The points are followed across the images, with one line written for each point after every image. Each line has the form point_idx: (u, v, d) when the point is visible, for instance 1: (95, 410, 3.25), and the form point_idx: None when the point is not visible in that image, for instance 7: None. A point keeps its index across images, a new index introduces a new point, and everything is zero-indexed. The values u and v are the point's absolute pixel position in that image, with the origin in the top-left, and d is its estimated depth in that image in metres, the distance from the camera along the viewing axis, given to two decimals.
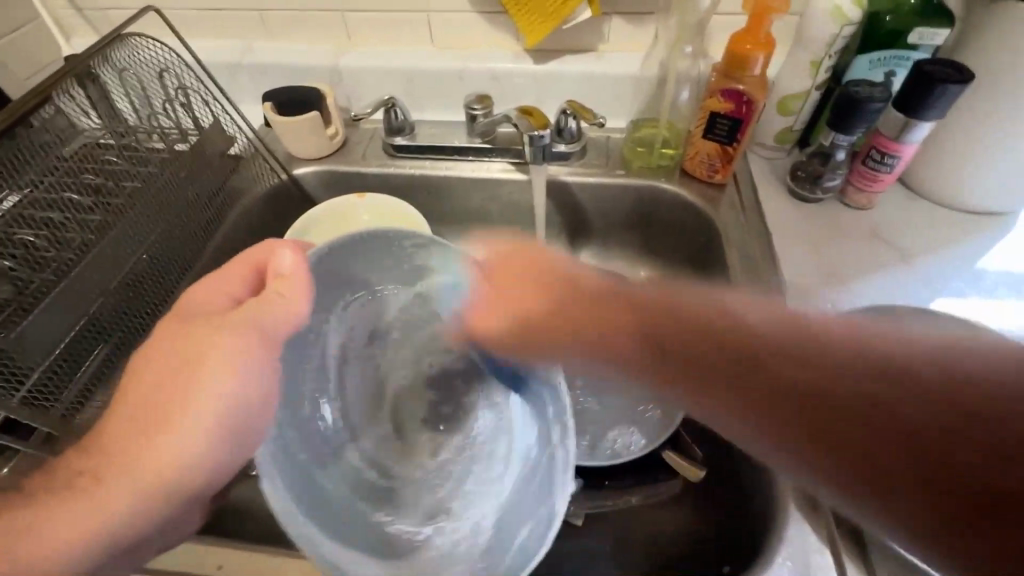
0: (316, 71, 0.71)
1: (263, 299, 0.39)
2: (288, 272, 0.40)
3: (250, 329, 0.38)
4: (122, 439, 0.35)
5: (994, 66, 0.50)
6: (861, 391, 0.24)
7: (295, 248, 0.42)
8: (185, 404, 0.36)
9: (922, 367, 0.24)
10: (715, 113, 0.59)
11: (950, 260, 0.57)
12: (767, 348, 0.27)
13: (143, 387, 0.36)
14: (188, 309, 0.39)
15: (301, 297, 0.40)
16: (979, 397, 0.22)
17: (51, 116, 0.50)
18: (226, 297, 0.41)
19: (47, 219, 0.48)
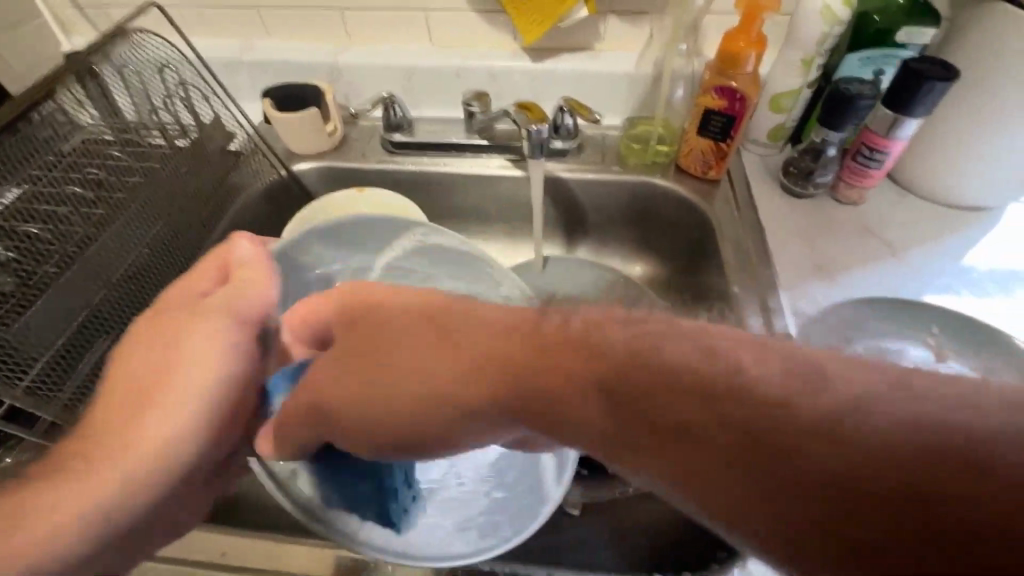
0: (315, 69, 0.72)
1: (230, 286, 0.41)
2: (250, 259, 0.44)
3: (227, 306, 0.40)
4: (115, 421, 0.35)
5: (979, 64, 0.52)
6: (790, 408, 0.19)
7: (255, 240, 0.45)
8: (171, 378, 0.36)
9: (874, 408, 0.18)
10: (709, 109, 0.60)
11: (940, 254, 0.58)
12: (672, 368, 0.22)
13: (129, 374, 0.37)
14: (156, 311, 0.40)
15: (266, 276, 0.43)
16: (954, 431, 0.17)
17: (50, 112, 0.50)
18: (195, 294, 0.41)
19: (48, 213, 0.49)
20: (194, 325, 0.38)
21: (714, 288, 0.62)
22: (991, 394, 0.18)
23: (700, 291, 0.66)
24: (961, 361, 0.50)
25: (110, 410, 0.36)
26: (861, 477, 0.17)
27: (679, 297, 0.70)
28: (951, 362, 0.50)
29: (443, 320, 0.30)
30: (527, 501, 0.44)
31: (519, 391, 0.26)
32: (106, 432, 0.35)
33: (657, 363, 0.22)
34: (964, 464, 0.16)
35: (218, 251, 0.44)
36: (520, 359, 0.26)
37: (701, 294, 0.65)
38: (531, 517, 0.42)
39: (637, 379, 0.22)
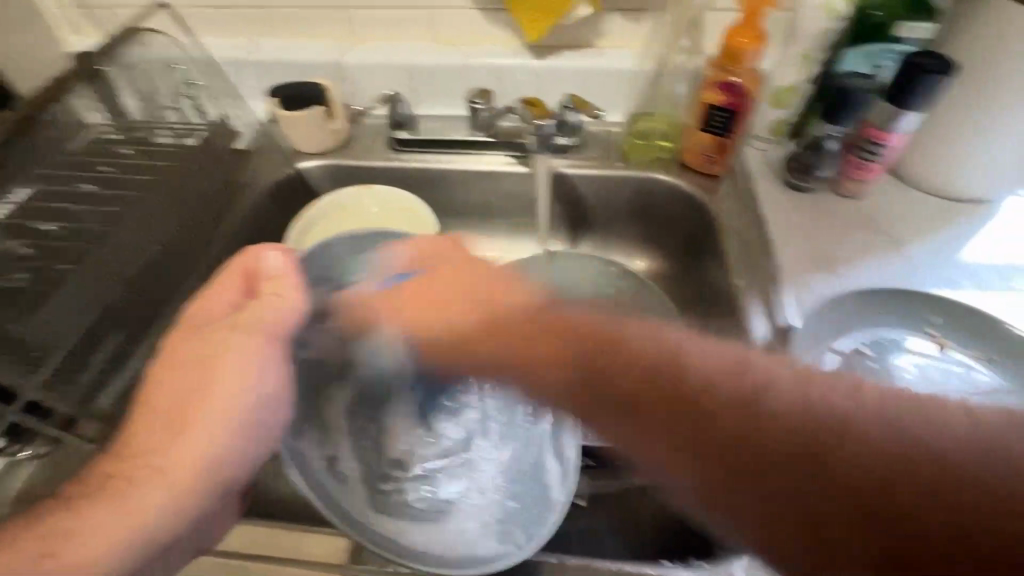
0: (319, 67, 0.73)
1: (260, 302, 0.40)
2: (281, 271, 0.41)
3: (258, 329, 0.39)
4: (162, 444, 0.35)
5: (977, 57, 0.53)
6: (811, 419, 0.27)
7: (283, 251, 0.42)
8: (214, 403, 0.36)
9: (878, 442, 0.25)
10: (712, 105, 0.61)
11: (940, 245, 0.59)
12: (735, 388, 0.29)
13: (168, 397, 0.36)
14: (193, 322, 0.39)
15: (296, 293, 0.41)
16: (896, 446, 0.25)
17: (59, 113, 0.54)
18: (224, 305, 0.40)
19: (59, 211, 0.52)
20: (233, 346, 0.38)
21: (718, 283, 0.63)
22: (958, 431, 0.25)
23: (703, 286, 0.67)
24: (959, 349, 0.51)
25: (154, 432, 0.35)
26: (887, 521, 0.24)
27: (682, 292, 0.70)
28: (949, 350, 0.52)
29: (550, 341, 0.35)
30: (536, 509, 0.45)
31: (603, 405, 0.32)
32: (156, 452, 0.35)
33: (716, 379, 0.30)
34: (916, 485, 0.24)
35: (241, 257, 0.41)
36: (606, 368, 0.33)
37: (704, 289, 0.66)
38: (542, 522, 0.43)
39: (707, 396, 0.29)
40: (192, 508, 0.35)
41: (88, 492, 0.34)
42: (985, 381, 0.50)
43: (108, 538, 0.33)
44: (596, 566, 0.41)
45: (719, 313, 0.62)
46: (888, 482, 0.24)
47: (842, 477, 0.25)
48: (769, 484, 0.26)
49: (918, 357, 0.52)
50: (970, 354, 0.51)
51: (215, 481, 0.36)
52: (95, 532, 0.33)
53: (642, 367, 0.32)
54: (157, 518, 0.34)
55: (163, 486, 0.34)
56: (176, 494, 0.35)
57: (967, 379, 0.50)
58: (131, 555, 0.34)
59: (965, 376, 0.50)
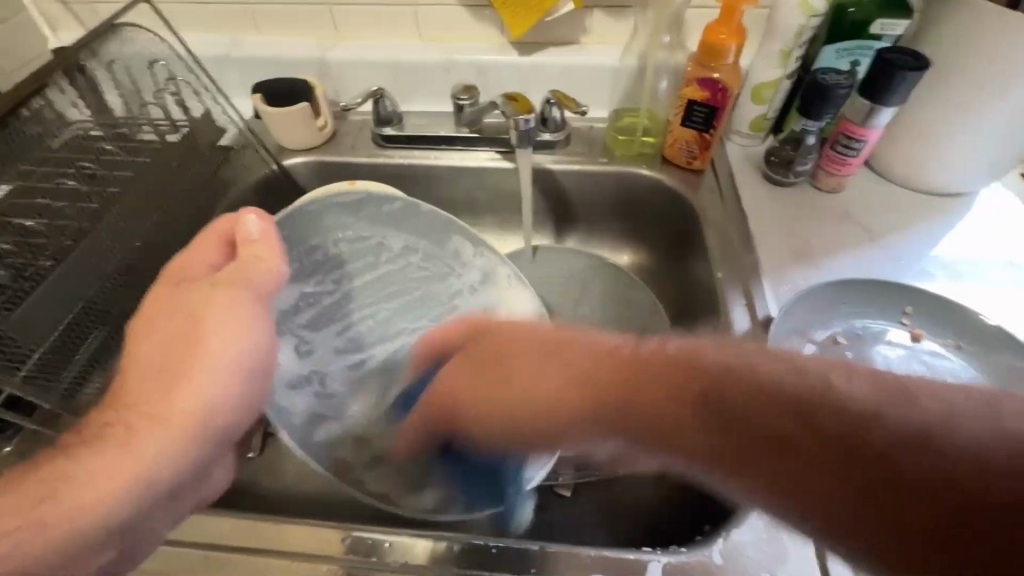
0: (304, 63, 0.73)
1: (242, 265, 0.42)
2: (258, 237, 0.43)
3: (240, 288, 0.40)
4: (143, 401, 0.36)
5: (952, 54, 0.54)
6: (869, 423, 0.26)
7: (264, 217, 0.44)
8: (193, 358, 0.37)
9: (900, 426, 0.25)
10: (692, 101, 0.62)
11: (916, 238, 0.61)
12: (840, 420, 0.26)
13: (152, 352, 0.38)
14: (175, 279, 0.41)
15: (276, 257, 0.43)
16: (954, 459, 0.24)
17: (40, 108, 0.53)
18: (206, 267, 0.42)
19: (42, 207, 0.51)
20: (212, 299, 0.39)
21: (700, 275, 0.64)
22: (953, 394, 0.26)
23: (686, 278, 0.68)
24: (933, 339, 0.52)
25: (141, 389, 0.36)
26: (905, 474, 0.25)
27: (666, 285, 0.71)
28: (924, 341, 0.53)
29: (634, 390, 0.31)
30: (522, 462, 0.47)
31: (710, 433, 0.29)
32: (134, 404, 0.36)
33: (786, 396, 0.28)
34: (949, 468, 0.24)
35: (226, 220, 0.44)
36: (714, 409, 0.29)
37: (687, 282, 0.67)
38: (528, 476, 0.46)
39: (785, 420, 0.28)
40: (178, 466, 0.36)
41: (80, 447, 0.34)
42: (959, 370, 0.50)
43: (93, 497, 0.33)
44: (577, 553, 0.41)
45: (702, 305, 0.63)
46: (953, 483, 0.24)
47: (925, 488, 0.24)
48: (826, 487, 0.26)
49: (894, 343, 0.53)
50: (944, 344, 0.52)
51: (200, 440, 0.37)
52: (85, 488, 0.33)
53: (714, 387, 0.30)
54: (129, 505, 0.34)
55: (142, 442, 0.35)
56: (158, 450, 0.35)
57: (941, 370, 0.51)
58: (117, 518, 0.34)
59: (939, 366, 0.51)
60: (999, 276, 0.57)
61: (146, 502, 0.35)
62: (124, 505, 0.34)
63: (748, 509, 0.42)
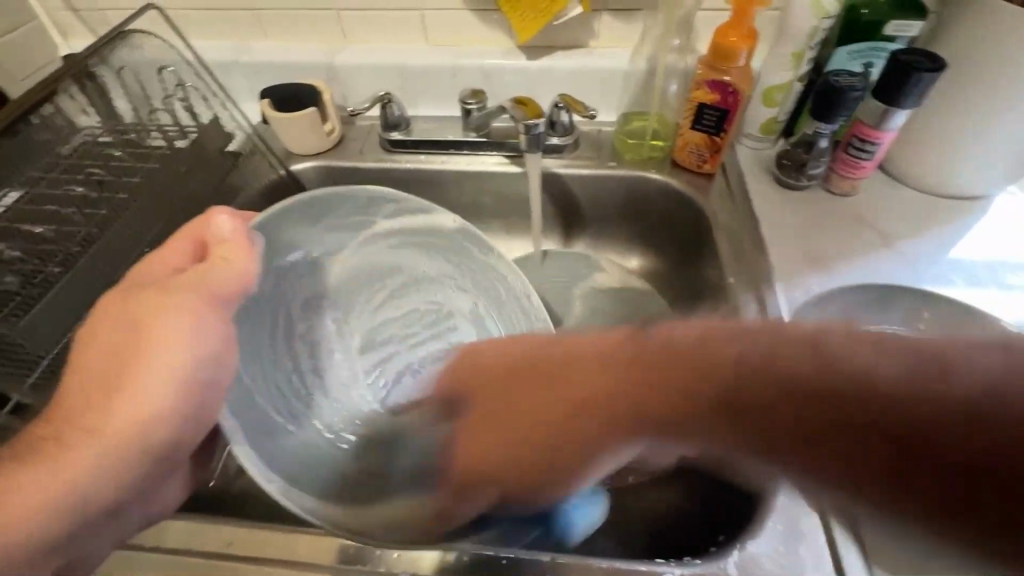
0: (312, 69, 0.73)
1: (210, 266, 0.41)
2: (229, 238, 0.43)
3: (200, 290, 0.39)
4: (78, 406, 0.35)
5: (968, 56, 0.53)
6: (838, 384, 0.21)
7: (235, 217, 0.44)
8: (136, 362, 0.36)
9: (872, 369, 0.21)
10: (703, 104, 0.61)
11: (931, 242, 0.60)
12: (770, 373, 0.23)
13: (91, 353, 0.36)
14: (140, 280, 0.40)
15: (247, 256, 0.42)
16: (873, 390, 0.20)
17: (50, 115, 0.53)
18: (171, 267, 0.41)
19: (51, 212, 0.52)
20: (161, 303, 0.38)
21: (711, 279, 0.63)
22: (985, 349, 0.20)
23: (696, 283, 0.67)
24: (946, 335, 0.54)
25: (77, 392, 0.35)
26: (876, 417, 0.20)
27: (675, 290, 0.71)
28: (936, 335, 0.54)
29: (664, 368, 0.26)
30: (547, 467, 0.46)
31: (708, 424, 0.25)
32: (77, 416, 0.35)
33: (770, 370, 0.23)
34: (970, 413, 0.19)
35: (194, 222, 0.43)
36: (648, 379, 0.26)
37: (697, 287, 0.66)
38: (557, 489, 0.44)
39: (768, 387, 0.23)
40: (108, 473, 0.35)
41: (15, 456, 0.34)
42: None
43: (27, 503, 0.33)
44: (590, 564, 0.41)
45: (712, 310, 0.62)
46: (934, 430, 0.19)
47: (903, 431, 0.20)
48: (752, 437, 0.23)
49: None
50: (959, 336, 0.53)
51: (138, 448, 0.36)
52: (16, 497, 0.33)
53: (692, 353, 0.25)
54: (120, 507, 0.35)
55: (75, 451, 0.34)
56: (91, 459, 0.34)
57: None
58: (53, 523, 0.34)
59: None
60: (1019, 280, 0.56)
61: (82, 509, 0.35)
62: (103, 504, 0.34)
63: (763, 519, 0.41)
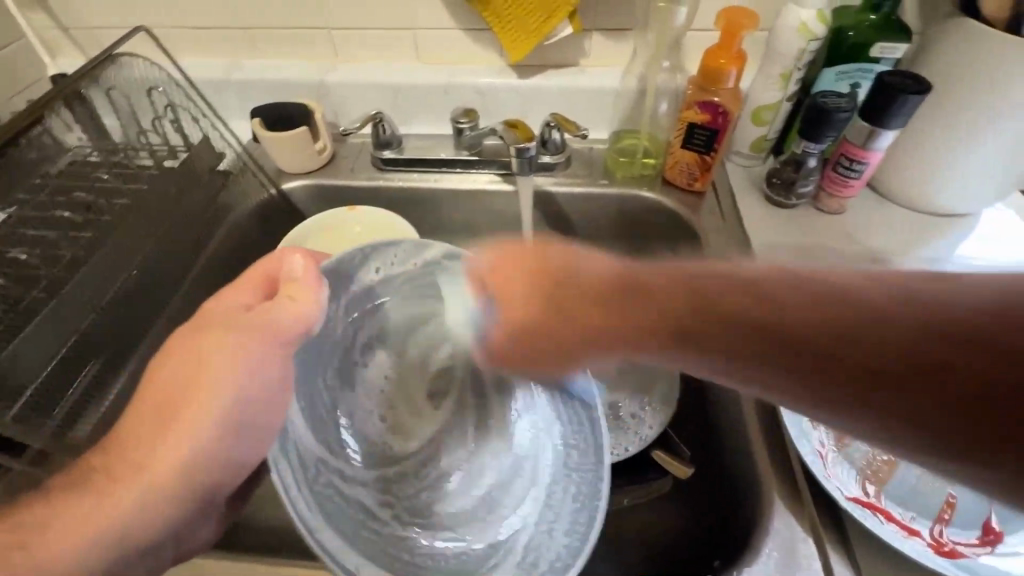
0: (303, 87, 0.72)
1: (278, 303, 0.41)
2: (297, 275, 0.42)
3: (261, 332, 0.39)
4: (139, 435, 0.37)
5: (951, 79, 0.54)
6: (833, 314, 0.23)
7: (308, 256, 0.43)
8: (195, 396, 0.37)
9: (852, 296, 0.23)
10: (693, 124, 0.61)
11: (921, 260, 0.60)
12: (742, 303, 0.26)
13: (160, 382, 0.38)
14: (204, 316, 0.41)
15: (312, 294, 0.41)
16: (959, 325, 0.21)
17: (38, 135, 0.51)
18: (238, 304, 0.41)
19: (37, 237, 0.50)
20: (226, 341, 0.39)
21: None
22: (989, 281, 0.22)
23: None
24: None
25: (141, 422, 0.37)
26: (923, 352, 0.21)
27: None
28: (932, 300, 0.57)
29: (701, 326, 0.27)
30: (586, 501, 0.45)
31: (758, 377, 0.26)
32: (125, 450, 0.36)
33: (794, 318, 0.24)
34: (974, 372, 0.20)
35: (266, 260, 0.43)
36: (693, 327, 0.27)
37: None
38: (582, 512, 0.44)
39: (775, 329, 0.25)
40: (160, 505, 0.36)
41: (71, 488, 0.36)
42: None
43: (83, 529, 0.34)
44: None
45: None
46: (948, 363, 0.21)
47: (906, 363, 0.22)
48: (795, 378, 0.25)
49: None
50: None
51: (187, 483, 0.37)
52: (68, 525, 0.34)
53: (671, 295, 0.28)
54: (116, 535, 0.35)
55: (128, 484, 0.35)
56: (143, 490, 0.35)
57: None
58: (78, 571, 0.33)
59: None
60: None
61: (131, 540, 0.35)
62: (110, 534, 0.35)
63: (759, 545, 0.41)
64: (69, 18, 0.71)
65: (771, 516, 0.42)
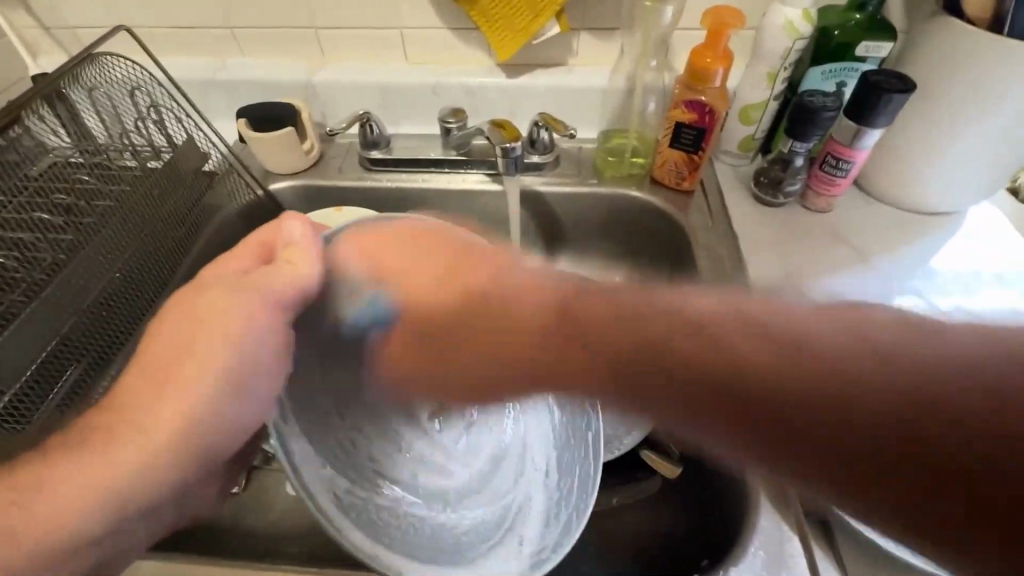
0: (290, 87, 0.72)
1: (280, 265, 0.41)
2: (298, 240, 0.42)
3: (258, 290, 0.39)
4: (138, 399, 0.35)
5: (935, 77, 0.54)
6: (836, 371, 0.23)
7: (303, 220, 0.43)
8: (186, 362, 0.36)
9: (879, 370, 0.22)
10: (681, 123, 0.61)
11: (906, 258, 0.60)
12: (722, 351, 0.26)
13: (155, 352, 0.37)
14: (200, 281, 0.40)
15: (313, 259, 0.42)
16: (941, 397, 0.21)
17: (17, 137, 0.50)
18: (235, 269, 0.41)
19: (16, 240, 0.49)
20: (218, 305, 0.38)
21: None
22: (975, 344, 0.22)
23: None
24: None
25: (133, 387, 0.36)
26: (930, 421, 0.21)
27: None
28: None
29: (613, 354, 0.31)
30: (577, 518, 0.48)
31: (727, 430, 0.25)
32: (123, 416, 0.35)
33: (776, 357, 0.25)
34: (981, 423, 0.20)
35: (266, 228, 0.44)
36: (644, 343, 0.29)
37: None
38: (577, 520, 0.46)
39: (749, 376, 0.25)
40: (160, 467, 0.35)
41: (70, 449, 0.34)
42: None
43: (69, 498, 0.32)
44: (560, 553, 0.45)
45: None
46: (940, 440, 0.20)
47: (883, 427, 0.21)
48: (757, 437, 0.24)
49: None
50: None
51: (191, 444, 0.36)
52: (65, 496, 0.32)
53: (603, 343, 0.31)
54: (115, 503, 0.33)
55: (119, 453, 0.33)
56: (132, 460, 0.34)
57: None
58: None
59: None
60: (991, 294, 0.57)
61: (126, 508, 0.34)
62: (109, 500, 0.33)
63: (745, 544, 0.41)
64: (50, 18, 0.70)
65: (757, 514, 0.42)
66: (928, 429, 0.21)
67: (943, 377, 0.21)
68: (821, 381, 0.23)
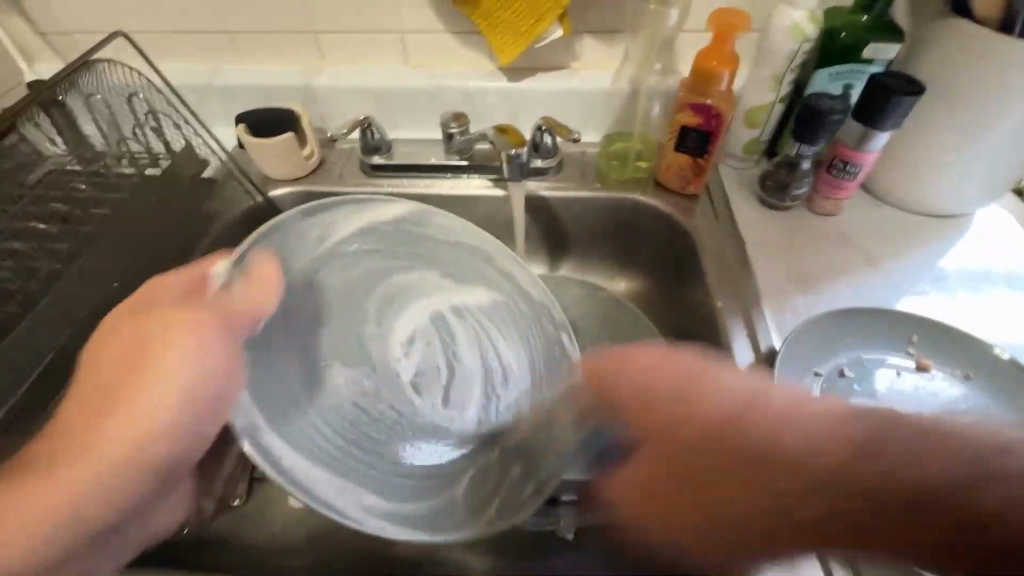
0: (290, 91, 0.71)
1: (232, 291, 0.42)
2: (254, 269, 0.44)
3: (210, 313, 0.41)
4: (82, 417, 0.36)
5: (944, 79, 0.53)
6: (834, 452, 0.27)
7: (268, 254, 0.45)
8: (135, 378, 0.37)
9: (880, 463, 0.26)
10: (686, 127, 0.61)
11: (914, 261, 0.60)
12: (781, 438, 0.29)
13: (101, 371, 0.38)
14: (150, 300, 0.41)
15: (267, 287, 0.43)
16: (967, 470, 0.25)
17: (13, 144, 0.50)
18: (185, 288, 0.42)
19: (12, 249, 0.49)
20: (168, 325, 0.39)
21: (698, 301, 0.63)
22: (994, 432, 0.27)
23: (682, 305, 0.66)
24: (941, 368, 0.50)
25: (81, 405, 0.37)
26: (864, 481, 0.26)
27: (662, 311, 0.70)
28: (932, 369, 0.50)
29: (728, 466, 0.30)
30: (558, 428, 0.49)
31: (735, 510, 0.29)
32: (67, 432, 0.36)
33: (800, 456, 0.28)
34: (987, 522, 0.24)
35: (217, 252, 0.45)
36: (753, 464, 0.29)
37: (684, 308, 0.66)
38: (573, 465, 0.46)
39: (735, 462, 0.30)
40: (105, 487, 0.36)
41: (21, 464, 0.35)
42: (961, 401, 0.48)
43: (22, 513, 0.33)
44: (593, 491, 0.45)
45: (699, 333, 0.61)
46: (964, 501, 0.24)
47: (936, 498, 0.25)
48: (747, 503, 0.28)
49: (900, 374, 0.50)
50: (952, 374, 0.50)
51: (133, 466, 0.37)
52: (17, 502, 0.33)
53: (698, 419, 0.32)
54: (58, 520, 0.34)
55: (70, 467, 0.35)
56: (82, 475, 0.35)
57: (939, 394, 0.49)
58: None
59: (939, 393, 0.49)
60: (1000, 296, 0.57)
61: (71, 525, 0.35)
62: (56, 508, 0.34)
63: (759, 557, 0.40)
64: (46, 23, 0.69)
65: None
66: (951, 489, 0.25)
67: (930, 458, 0.26)
68: (809, 467, 0.27)
